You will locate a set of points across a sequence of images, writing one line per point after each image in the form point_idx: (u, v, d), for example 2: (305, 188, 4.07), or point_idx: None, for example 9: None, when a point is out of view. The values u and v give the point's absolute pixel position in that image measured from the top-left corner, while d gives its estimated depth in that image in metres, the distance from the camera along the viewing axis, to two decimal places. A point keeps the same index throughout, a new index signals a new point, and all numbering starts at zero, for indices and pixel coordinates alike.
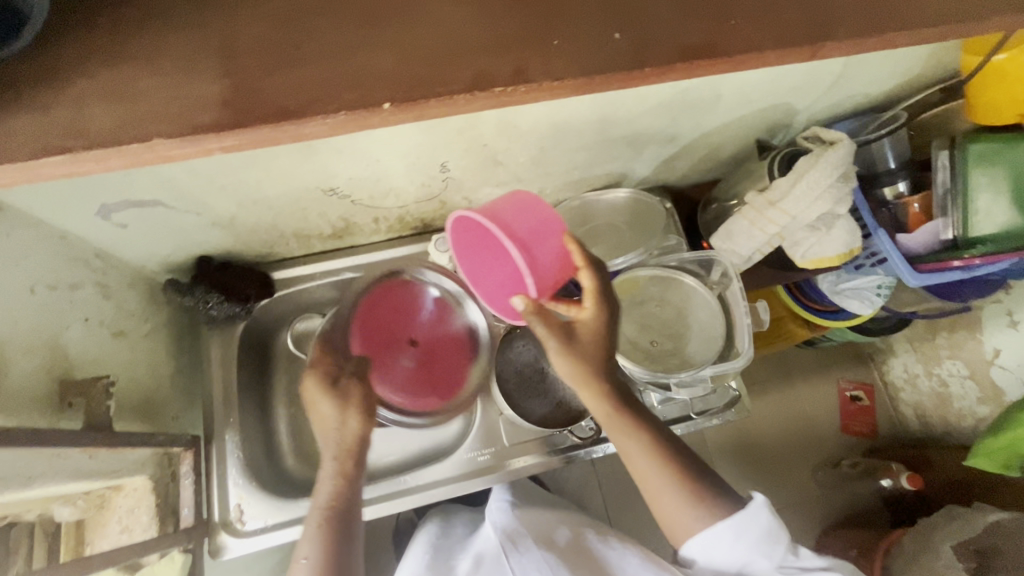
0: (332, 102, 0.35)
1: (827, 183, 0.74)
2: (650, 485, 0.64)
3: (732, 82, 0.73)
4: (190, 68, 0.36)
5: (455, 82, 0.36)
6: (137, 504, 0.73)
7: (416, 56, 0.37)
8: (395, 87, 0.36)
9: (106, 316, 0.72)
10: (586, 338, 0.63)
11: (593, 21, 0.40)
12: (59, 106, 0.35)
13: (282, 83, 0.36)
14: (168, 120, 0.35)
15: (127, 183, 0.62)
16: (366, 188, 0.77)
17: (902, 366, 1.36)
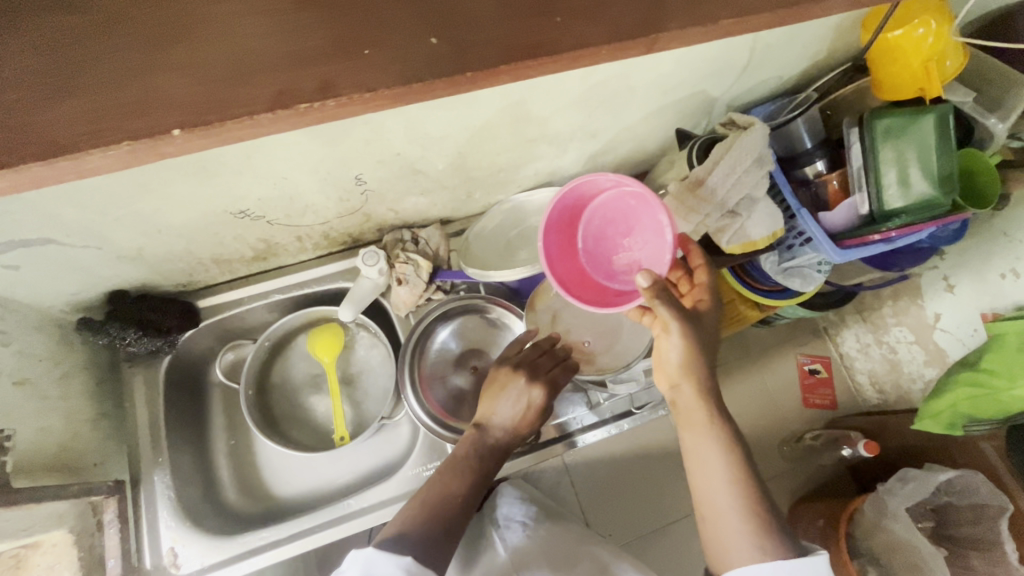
0: (117, 133, 0.34)
1: (743, 167, 0.76)
2: (711, 496, 0.61)
3: (641, 75, 0.73)
4: None
5: (257, 102, 0.35)
6: (58, 560, 0.67)
7: (212, 76, 0.35)
8: (188, 112, 0.35)
9: (8, 364, 0.68)
10: (704, 327, 0.67)
11: (406, 25, 0.38)
12: None
13: (59, 112, 0.34)
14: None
15: (9, 221, 0.59)
16: (281, 207, 0.75)
17: (854, 337, 1.32)
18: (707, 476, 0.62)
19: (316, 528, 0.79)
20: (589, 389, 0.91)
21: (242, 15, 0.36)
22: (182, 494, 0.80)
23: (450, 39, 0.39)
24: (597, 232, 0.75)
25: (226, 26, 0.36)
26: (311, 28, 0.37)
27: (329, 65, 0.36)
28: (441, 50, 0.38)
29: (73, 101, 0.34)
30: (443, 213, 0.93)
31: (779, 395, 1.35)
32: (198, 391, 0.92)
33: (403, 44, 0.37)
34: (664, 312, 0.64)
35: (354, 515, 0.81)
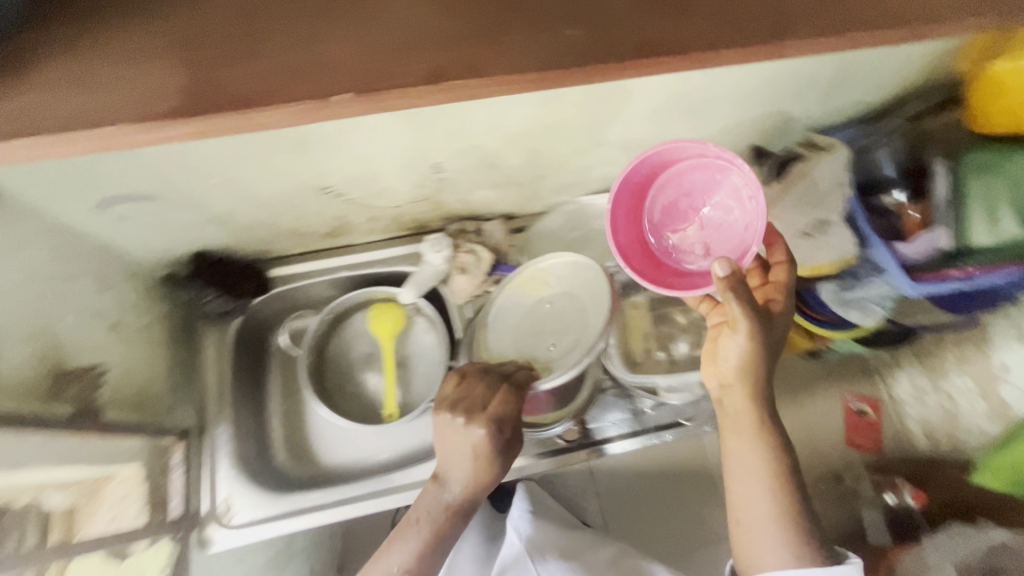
0: (295, 92, 0.37)
1: (821, 191, 0.76)
2: (752, 507, 0.62)
3: (725, 88, 0.73)
4: (153, 63, 0.39)
5: (412, 75, 0.38)
6: (128, 492, 0.73)
7: (377, 50, 0.39)
8: (352, 78, 0.38)
9: (105, 307, 0.74)
10: (772, 331, 0.63)
11: (549, 19, 0.41)
12: (41, 91, 0.38)
13: (246, 73, 0.38)
14: (128, 110, 0.37)
15: (126, 176, 0.64)
16: (361, 187, 0.78)
17: None
18: (749, 487, 0.62)
19: (360, 497, 0.84)
20: (637, 397, 0.89)
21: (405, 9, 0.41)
22: (241, 449, 0.86)
23: (589, 30, 0.41)
24: (670, 202, 0.70)
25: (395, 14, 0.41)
26: (458, 19, 0.40)
27: (469, 49, 0.39)
28: (574, 40, 0.40)
29: (265, 62, 0.39)
30: (508, 208, 0.95)
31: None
32: (261, 354, 0.96)
33: (534, 38, 0.40)
34: (737, 310, 0.57)
35: (397, 489, 0.85)
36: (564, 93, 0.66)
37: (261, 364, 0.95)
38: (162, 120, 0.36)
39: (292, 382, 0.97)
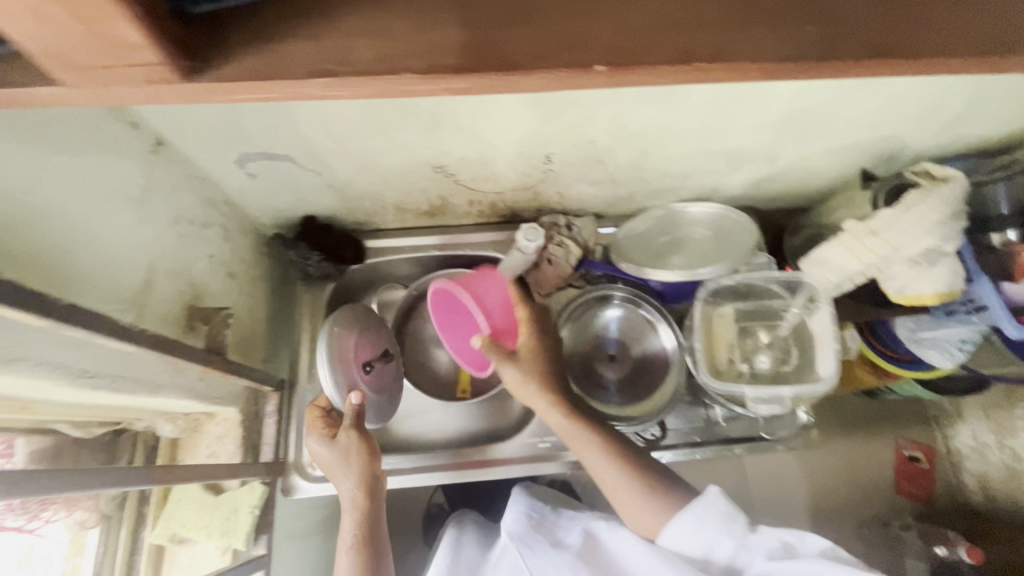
0: (556, 59, 0.28)
1: (936, 219, 0.72)
2: (617, 491, 0.71)
3: (848, 107, 0.73)
4: (425, 19, 0.29)
5: (667, 55, 0.29)
6: (227, 433, 0.78)
7: (644, 23, 0.29)
8: (614, 50, 0.28)
9: (226, 257, 0.78)
10: (525, 357, 0.80)
11: (801, 9, 0.32)
12: (337, 32, 0.30)
13: (522, 37, 0.28)
14: (414, 56, 0.28)
15: (272, 137, 0.67)
16: (472, 169, 0.81)
17: (969, 433, 1.16)
18: (610, 478, 0.71)
19: (436, 466, 0.87)
20: (711, 405, 0.90)
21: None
22: None
23: (835, 25, 0.32)
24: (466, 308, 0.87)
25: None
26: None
27: (729, 34, 0.30)
28: (854, 26, 0.32)
29: (553, 21, 0.29)
30: (598, 206, 0.97)
31: (864, 465, 1.23)
32: None
33: (798, 21, 0.32)
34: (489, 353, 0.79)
35: (473, 466, 0.87)
36: (691, 96, 0.67)
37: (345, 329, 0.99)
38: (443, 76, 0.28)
39: None
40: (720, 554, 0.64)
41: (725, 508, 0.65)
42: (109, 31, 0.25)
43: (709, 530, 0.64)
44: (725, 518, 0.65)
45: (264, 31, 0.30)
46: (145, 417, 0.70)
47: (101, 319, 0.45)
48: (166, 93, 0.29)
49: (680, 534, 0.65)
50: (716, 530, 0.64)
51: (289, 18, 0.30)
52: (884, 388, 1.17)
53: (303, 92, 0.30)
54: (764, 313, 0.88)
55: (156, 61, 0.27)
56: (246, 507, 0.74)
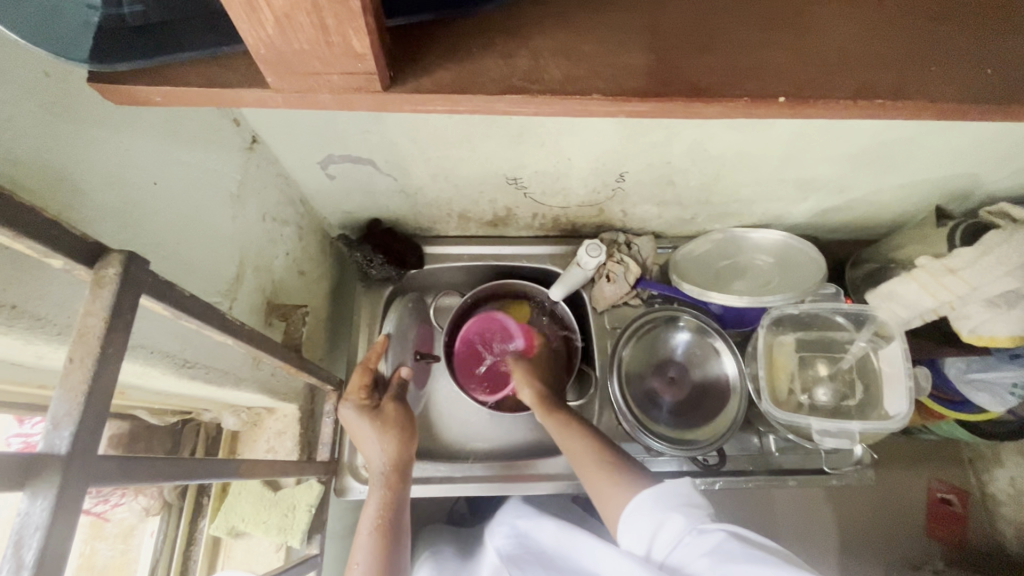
0: (740, 87, 0.33)
1: (1019, 261, 0.69)
2: (594, 477, 0.67)
3: (933, 144, 0.72)
4: (622, 39, 0.35)
5: (842, 87, 0.34)
6: (285, 429, 0.78)
7: (816, 57, 0.35)
8: (796, 83, 0.34)
9: (297, 255, 0.79)
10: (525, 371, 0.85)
11: (961, 51, 0.36)
12: (520, 55, 0.34)
13: (711, 66, 0.34)
14: (603, 80, 0.33)
15: (360, 142, 0.68)
16: (544, 183, 0.81)
17: (1007, 479, 1.12)
18: (586, 465, 0.69)
19: (484, 477, 0.86)
20: (764, 433, 0.89)
21: (842, 19, 0.36)
22: None
23: (1006, 71, 0.36)
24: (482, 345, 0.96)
25: (832, 24, 0.36)
26: (890, 38, 0.36)
27: (901, 72, 0.35)
28: (997, 82, 0.35)
29: (719, 54, 0.35)
30: (659, 226, 0.97)
31: (897, 502, 1.19)
32: None
33: (962, 73, 0.35)
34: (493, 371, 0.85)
35: (520, 480, 0.86)
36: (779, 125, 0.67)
37: None
38: (637, 97, 0.33)
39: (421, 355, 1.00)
40: (665, 538, 0.58)
41: (688, 495, 0.61)
42: (343, 45, 0.28)
43: (664, 512, 0.59)
44: (685, 504, 0.59)
45: (463, 51, 0.34)
46: (213, 409, 0.71)
47: (213, 310, 0.46)
48: (361, 99, 0.33)
49: (640, 518, 0.60)
50: (669, 511, 0.59)
51: (485, 43, 0.35)
52: (923, 426, 1.13)
53: (489, 105, 0.34)
54: (826, 343, 0.87)
55: (372, 73, 0.31)
56: (304, 504, 0.73)
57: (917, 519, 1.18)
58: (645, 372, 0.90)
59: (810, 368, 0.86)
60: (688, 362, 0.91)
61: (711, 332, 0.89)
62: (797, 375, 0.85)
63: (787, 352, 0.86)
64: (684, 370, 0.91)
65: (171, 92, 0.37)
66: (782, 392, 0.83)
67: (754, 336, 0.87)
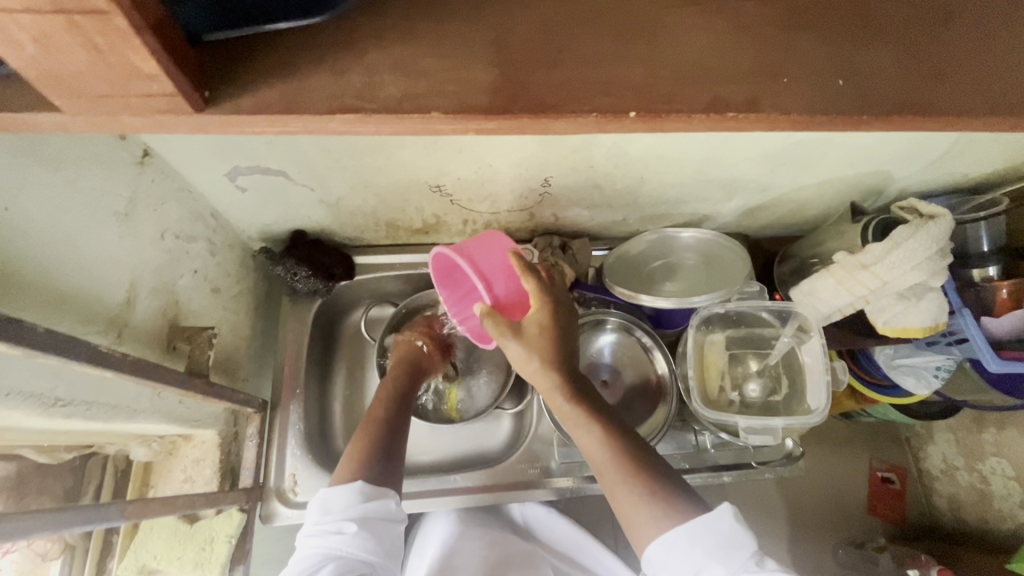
0: (587, 103, 0.35)
1: (925, 255, 0.72)
2: (621, 493, 0.57)
3: (841, 143, 0.74)
4: (466, 55, 0.36)
5: (693, 103, 0.35)
6: (203, 457, 0.73)
7: (669, 72, 0.36)
8: (644, 95, 0.35)
9: (210, 271, 0.75)
10: (530, 330, 0.65)
11: (822, 62, 0.38)
12: (354, 71, 0.36)
13: (552, 81, 0.35)
14: (443, 98, 0.35)
15: (266, 152, 0.65)
16: (469, 189, 0.79)
17: (940, 456, 1.17)
18: (611, 478, 0.58)
19: (421, 493, 0.84)
20: (700, 431, 0.90)
21: (692, 31, 0.37)
22: (308, 428, 0.84)
23: (855, 84, 0.37)
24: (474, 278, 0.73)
25: (680, 38, 0.37)
26: (751, 51, 0.37)
27: (761, 84, 0.36)
28: (846, 94, 0.37)
29: (570, 68, 0.36)
30: (593, 228, 0.96)
31: (837, 484, 1.23)
32: (331, 337, 0.97)
33: (813, 86, 0.36)
34: (490, 328, 0.66)
35: (462, 492, 0.85)
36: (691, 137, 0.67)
37: (331, 346, 0.96)
38: (477, 115, 0.34)
39: (357, 368, 0.97)
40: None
41: (729, 533, 0.52)
42: (126, 64, 0.29)
43: (702, 556, 0.51)
44: (727, 546, 0.52)
45: (295, 68, 0.36)
46: (117, 441, 0.66)
47: (80, 344, 0.43)
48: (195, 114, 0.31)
49: (674, 559, 0.52)
50: (707, 559, 0.51)
51: (321, 61, 0.36)
52: (860, 409, 1.17)
53: (322, 124, 0.35)
54: (755, 340, 0.89)
55: (173, 94, 0.32)
56: (223, 536, 0.69)
57: (853, 500, 1.22)
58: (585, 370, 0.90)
59: (739, 366, 0.87)
60: (623, 363, 0.92)
61: (643, 334, 0.90)
62: (726, 374, 0.87)
63: (717, 353, 0.87)
64: (620, 372, 0.91)
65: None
66: (713, 392, 0.84)
67: (685, 335, 0.87)
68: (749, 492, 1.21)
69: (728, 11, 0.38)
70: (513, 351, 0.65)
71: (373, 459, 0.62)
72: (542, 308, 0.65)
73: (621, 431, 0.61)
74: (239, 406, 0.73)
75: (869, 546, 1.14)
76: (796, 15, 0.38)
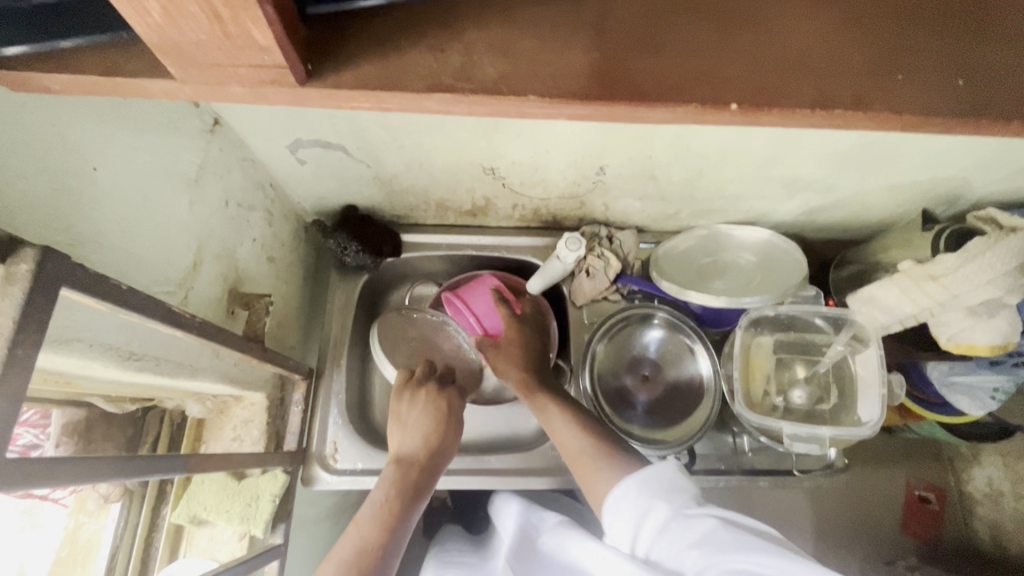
0: (682, 93, 0.34)
1: (1003, 269, 0.67)
2: (581, 464, 0.66)
3: (921, 145, 0.70)
4: (563, 36, 0.36)
5: (796, 96, 0.35)
6: (252, 418, 0.76)
7: (770, 64, 0.35)
8: (743, 89, 0.34)
9: (267, 241, 0.77)
10: (508, 346, 0.83)
11: (933, 65, 0.36)
12: (445, 50, 0.36)
13: (650, 66, 0.35)
14: (541, 81, 0.34)
15: (329, 126, 0.65)
16: (523, 173, 0.78)
17: (985, 479, 1.12)
18: (574, 451, 0.67)
19: (452, 471, 0.85)
20: (738, 433, 0.88)
21: (804, 20, 0.36)
22: (350, 399, 0.87)
23: (978, 87, 0.36)
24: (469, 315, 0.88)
25: (784, 27, 0.36)
26: (849, 54, 0.36)
27: (870, 82, 0.35)
28: (968, 95, 0.35)
29: (662, 58, 0.35)
30: (642, 220, 0.94)
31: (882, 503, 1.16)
32: (373, 312, 0.98)
33: (931, 85, 0.36)
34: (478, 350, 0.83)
35: (495, 474, 0.86)
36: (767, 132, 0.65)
37: (373, 320, 0.98)
38: (572, 100, 0.34)
39: None
40: (650, 525, 0.53)
41: (675, 480, 0.56)
42: (244, 37, 0.30)
43: (647, 496, 0.55)
44: (671, 489, 0.55)
45: (382, 48, 0.36)
46: (175, 396, 0.69)
47: (157, 302, 0.44)
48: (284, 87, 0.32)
49: (625, 504, 0.56)
50: (654, 499, 0.54)
51: (407, 39, 0.36)
52: (905, 427, 1.11)
53: (413, 104, 0.36)
54: (804, 346, 0.86)
55: (281, 66, 0.33)
56: (268, 494, 0.73)
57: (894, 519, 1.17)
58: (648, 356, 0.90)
59: (786, 372, 0.85)
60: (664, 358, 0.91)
61: (688, 331, 0.89)
62: (773, 380, 0.84)
63: (766, 359, 0.85)
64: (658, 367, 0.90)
65: (91, 83, 0.35)
66: (758, 395, 0.83)
67: (732, 336, 0.85)
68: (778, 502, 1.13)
69: (840, 5, 0.37)
70: (503, 367, 0.81)
71: None
72: (511, 326, 0.84)
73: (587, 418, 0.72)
74: (287, 372, 0.75)
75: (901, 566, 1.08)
76: (914, 10, 0.37)
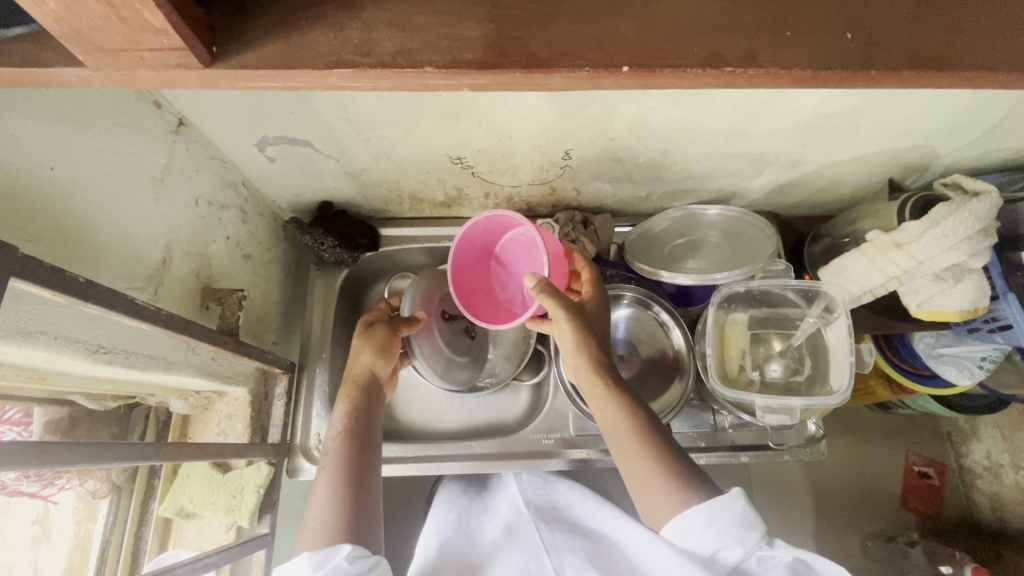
0: (579, 58, 0.36)
1: (965, 235, 0.68)
2: (644, 482, 0.60)
3: (879, 116, 0.70)
4: (465, 10, 0.37)
5: (689, 56, 0.36)
6: (235, 413, 0.78)
7: (658, 27, 0.37)
8: (637, 51, 0.36)
9: (242, 239, 0.78)
10: (587, 315, 0.71)
11: (824, 18, 0.38)
12: (355, 27, 0.37)
13: (548, 34, 0.36)
14: (437, 52, 0.36)
15: (291, 122, 0.67)
16: (490, 161, 0.79)
17: (983, 453, 1.08)
18: (640, 465, 0.60)
19: (436, 457, 0.87)
20: (718, 411, 0.89)
21: None
22: (333, 391, 0.89)
23: (867, 37, 0.38)
24: (504, 267, 0.81)
25: None
26: (745, 16, 0.38)
27: (759, 39, 0.37)
28: (855, 46, 0.37)
29: (561, 25, 0.37)
30: (615, 204, 0.95)
31: (879, 480, 1.16)
32: (356, 307, 1.00)
33: (820, 39, 0.37)
34: (548, 302, 0.66)
35: (478, 458, 0.87)
36: (716, 102, 0.66)
37: (356, 314, 0.99)
38: (473, 68, 0.36)
39: None
40: (717, 560, 0.55)
41: (744, 515, 0.56)
42: (141, 20, 0.31)
43: (720, 534, 0.55)
44: (742, 526, 0.55)
45: (293, 28, 0.37)
46: (157, 393, 0.71)
47: (118, 295, 0.45)
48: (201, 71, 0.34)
49: (693, 534, 0.55)
50: (728, 539, 0.55)
51: (322, 20, 0.37)
52: (897, 401, 1.08)
53: (328, 81, 0.37)
54: (779, 320, 0.87)
55: (185, 49, 0.34)
56: (253, 485, 0.75)
57: (894, 497, 1.15)
58: (626, 335, 0.91)
59: (761, 346, 0.85)
60: (640, 335, 0.91)
61: (661, 309, 0.90)
62: (749, 356, 0.85)
63: (740, 337, 0.85)
64: (634, 346, 0.91)
65: (20, 73, 0.36)
66: (735, 371, 0.83)
67: (706, 313, 0.86)
68: (771, 477, 1.16)
69: None
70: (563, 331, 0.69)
71: (344, 497, 0.61)
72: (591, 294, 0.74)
73: (658, 431, 0.63)
74: (267, 366, 0.76)
75: (900, 541, 1.08)
76: None
